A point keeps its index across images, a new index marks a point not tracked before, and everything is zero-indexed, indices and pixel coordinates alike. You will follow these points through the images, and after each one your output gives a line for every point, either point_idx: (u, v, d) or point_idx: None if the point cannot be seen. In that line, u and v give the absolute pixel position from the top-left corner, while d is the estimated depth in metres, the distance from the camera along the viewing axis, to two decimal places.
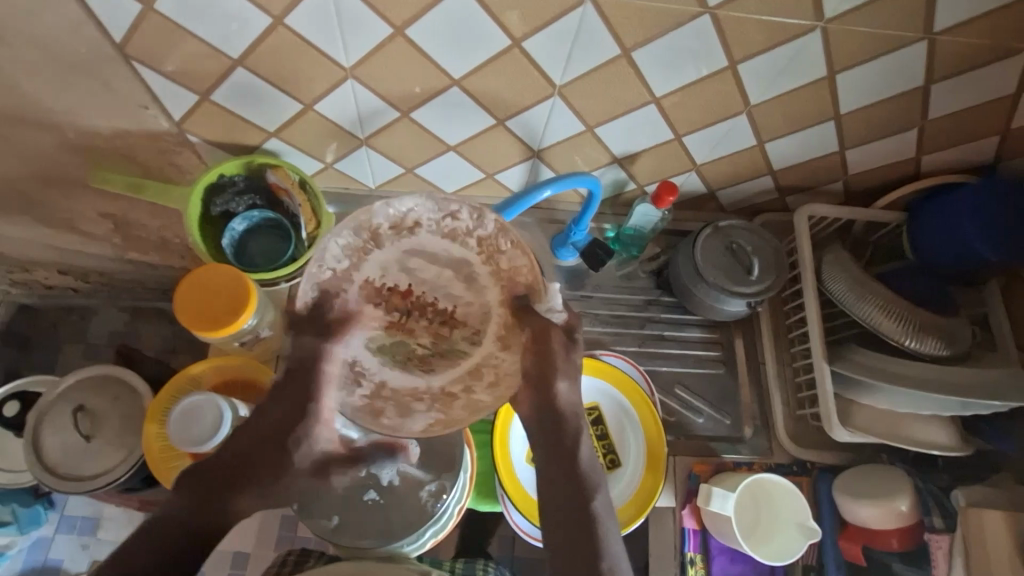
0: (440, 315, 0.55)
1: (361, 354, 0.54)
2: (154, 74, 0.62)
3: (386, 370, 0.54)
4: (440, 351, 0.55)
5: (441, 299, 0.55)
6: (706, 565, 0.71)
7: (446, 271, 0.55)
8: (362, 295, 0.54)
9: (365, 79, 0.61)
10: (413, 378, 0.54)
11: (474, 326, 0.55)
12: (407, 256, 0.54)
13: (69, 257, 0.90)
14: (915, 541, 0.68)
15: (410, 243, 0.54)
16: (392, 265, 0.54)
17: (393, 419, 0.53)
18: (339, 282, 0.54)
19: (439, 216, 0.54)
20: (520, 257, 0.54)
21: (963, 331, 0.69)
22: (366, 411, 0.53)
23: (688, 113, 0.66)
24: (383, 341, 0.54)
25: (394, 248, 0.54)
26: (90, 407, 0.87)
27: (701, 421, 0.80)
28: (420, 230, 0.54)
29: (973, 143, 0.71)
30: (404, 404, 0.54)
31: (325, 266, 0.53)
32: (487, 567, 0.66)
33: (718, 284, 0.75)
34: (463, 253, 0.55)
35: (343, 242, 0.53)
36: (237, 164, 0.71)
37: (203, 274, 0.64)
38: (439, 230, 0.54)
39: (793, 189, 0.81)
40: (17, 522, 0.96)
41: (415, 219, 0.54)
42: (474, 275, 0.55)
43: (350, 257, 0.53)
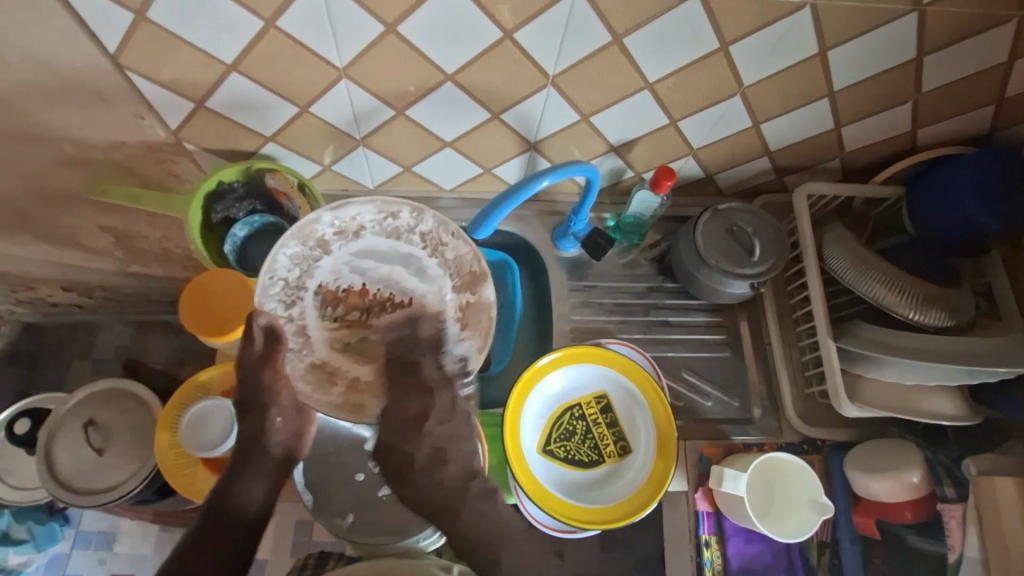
0: (397, 307, 0.70)
1: (328, 354, 0.68)
2: (149, 83, 0.62)
3: (355, 366, 0.68)
4: (404, 340, 0.70)
5: (396, 293, 0.70)
6: (722, 546, 0.71)
7: (395, 267, 0.71)
8: (318, 299, 0.68)
9: (359, 78, 0.62)
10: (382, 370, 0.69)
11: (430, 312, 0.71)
12: (356, 258, 0.70)
13: (72, 272, 0.91)
14: (929, 512, 0.68)
15: (355, 247, 0.69)
16: (342, 268, 0.69)
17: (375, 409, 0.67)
18: (295, 288, 0.67)
19: (381, 218, 0.69)
20: (462, 246, 0.70)
21: (966, 302, 0.69)
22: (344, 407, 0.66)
23: (682, 97, 0.66)
24: (346, 339, 0.68)
25: (343, 252, 0.69)
26: (100, 421, 0.88)
27: (710, 405, 0.80)
28: (365, 232, 0.69)
29: (968, 114, 0.71)
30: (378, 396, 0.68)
31: (279, 278, 0.65)
32: None
33: (720, 267, 0.75)
34: (409, 249, 0.71)
35: (291, 253, 0.66)
36: (235, 170, 0.71)
37: (208, 278, 0.64)
38: (382, 232, 0.70)
39: (790, 169, 0.81)
40: (34, 540, 0.99)
41: (360, 224, 0.69)
42: (425, 267, 0.71)
43: (299, 265, 0.67)
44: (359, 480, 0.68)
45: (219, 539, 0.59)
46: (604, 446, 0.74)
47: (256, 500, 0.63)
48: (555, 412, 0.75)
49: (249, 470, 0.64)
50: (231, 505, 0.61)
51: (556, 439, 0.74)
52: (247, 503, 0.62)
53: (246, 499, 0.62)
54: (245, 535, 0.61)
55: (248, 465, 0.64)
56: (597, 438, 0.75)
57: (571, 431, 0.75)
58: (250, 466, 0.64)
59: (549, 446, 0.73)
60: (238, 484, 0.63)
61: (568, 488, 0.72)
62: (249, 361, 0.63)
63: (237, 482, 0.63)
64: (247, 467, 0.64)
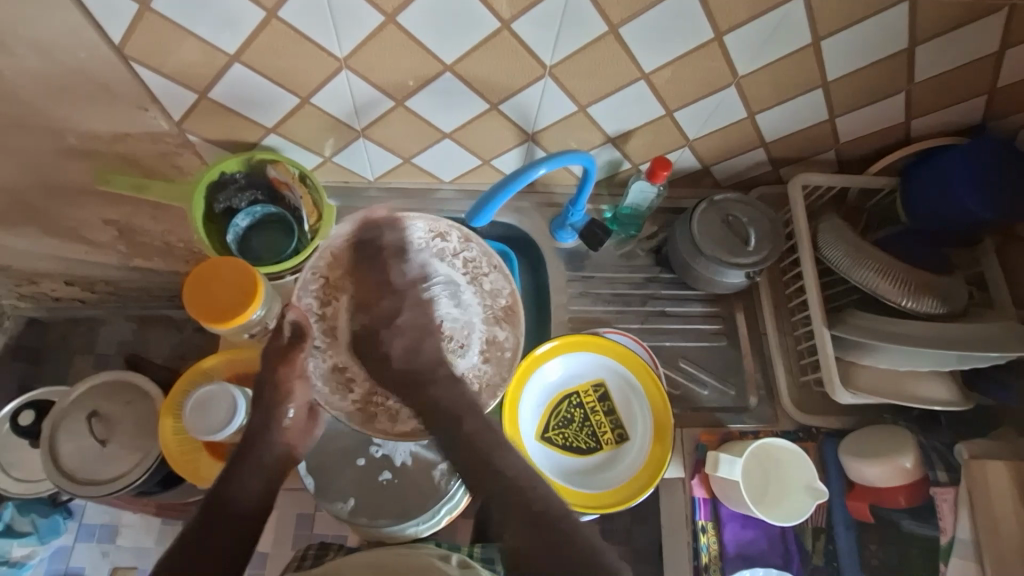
0: (427, 328, 0.73)
1: (348, 360, 0.71)
2: (153, 74, 0.63)
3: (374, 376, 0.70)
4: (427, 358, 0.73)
5: (431, 316, 0.74)
6: (718, 531, 0.72)
7: (434, 288, 0.75)
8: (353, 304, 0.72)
9: (360, 69, 0.63)
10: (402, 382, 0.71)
11: (459, 339, 0.74)
12: (397, 270, 0.72)
13: (75, 266, 0.94)
14: (922, 496, 0.68)
15: (397, 259, 0.73)
16: (382, 281, 0.72)
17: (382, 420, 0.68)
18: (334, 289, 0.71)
19: (431, 237, 0.73)
20: (501, 282, 0.72)
21: (959, 289, 0.70)
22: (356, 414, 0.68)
23: (678, 88, 0.67)
24: (370, 349, 0.71)
25: (387, 262, 0.71)
26: (104, 412, 0.89)
27: (707, 393, 0.81)
28: (412, 247, 0.73)
29: (961, 105, 0.72)
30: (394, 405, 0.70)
31: (318, 275, 0.70)
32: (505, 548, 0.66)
33: (717, 256, 0.76)
34: (450, 272, 0.74)
35: (340, 253, 0.71)
36: (238, 160, 0.72)
37: (199, 272, 0.64)
38: (427, 250, 0.73)
39: (786, 160, 0.82)
40: (37, 533, 1.01)
41: (410, 237, 0.72)
42: (462, 295, 0.74)
43: (342, 267, 0.71)
44: (359, 465, 0.70)
45: (223, 523, 0.58)
46: (601, 433, 0.75)
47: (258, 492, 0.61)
48: (554, 399, 0.76)
49: (246, 468, 0.62)
50: (230, 495, 0.60)
51: (555, 426, 0.75)
52: (247, 496, 0.61)
53: (243, 495, 0.60)
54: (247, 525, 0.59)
55: (246, 461, 0.63)
56: (595, 425, 0.76)
57: (570, 418, 0.76)
58: (249, 458, 0.63)
59: (547, 433, 0.75)
60: (236, 475, 0.61)
61: (566, 473, 0.73)
62: (270, 353, 0.66)
63: (236, 478, 0.61)
64: (243, 463, 0.62)
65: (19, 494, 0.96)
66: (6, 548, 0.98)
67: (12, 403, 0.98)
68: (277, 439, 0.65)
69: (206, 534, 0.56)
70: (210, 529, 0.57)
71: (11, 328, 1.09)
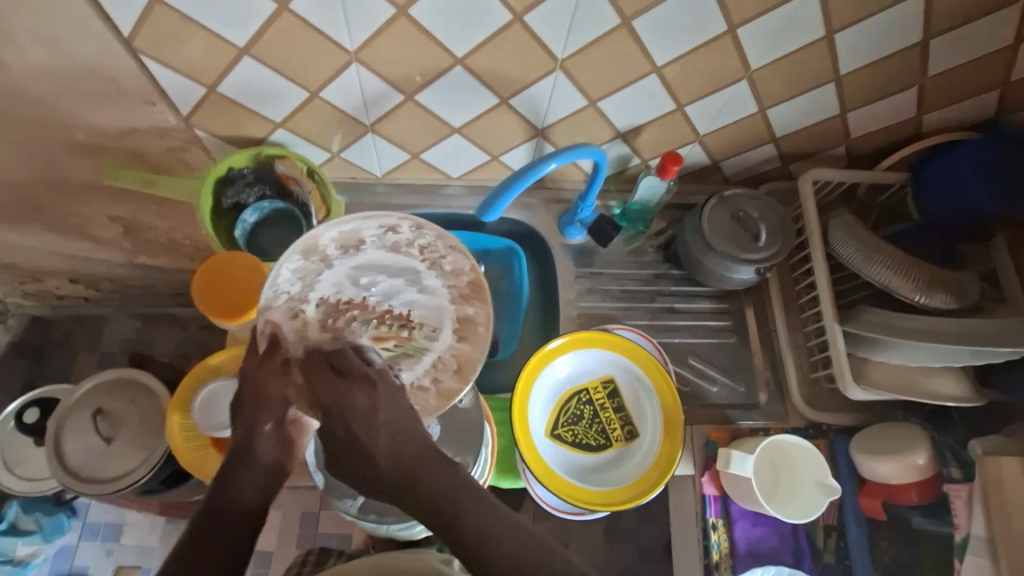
0: (397, 320, 0.65)
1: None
2: (162, 69, 0.62)
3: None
4: (405, 350, 0.64)
5: (397, 306, 0.66)
6: (728, 529, 0.71)
7: (398, 280, 0.67)
8: (320, 312, 0.64)
9: (370, 62, 0.62)
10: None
11: (431, 325, 0.66)
12: (358, 271, 0.66)
13: (79, 263, 0.94)
14: (936, 493, 0.68)
15: (358, 259, 0.66)
16: (345, 280, 0.65)
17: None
18: (296, 302, 0.63)
19: (382, 232, 0.67)
20: (462, 260, 0.67)
21: (971, 285, 0.69)
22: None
23: (689, 82, 0.67)
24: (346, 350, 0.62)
25: (345, 265, 0.66)
26: (109, 410, 0.89)
27: (716, 390, 0.81)
28: (365, 246, 0.67)
29: (973, 99, 0.72)
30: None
31: (281, 290, 0.63)
32: None
33: (726, 252, 0.76)
34: (408, 261, 0.67)
35: (294, 265, 0.64)
36: (246, 156, 0.72)
37: (206, 271, 0.65)
38: (383, 245, 0.67)
39: (796, 156, 0.81)
40: (41, 531, 1.04)
41: (360, 237, 0.67)
42: (424, 281, 0.67)
43: (300, 278, 0.64)
44: None
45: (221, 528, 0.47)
46: (611, 430, 0.75)
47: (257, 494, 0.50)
48: (563, 396, 0.76)
49: (244, 469, 0.51)
50: (223, 499, 0.49)
51: (564, 423, 0.74)
52: (247, 498, 0.49)
53: (242, 496, 0.49)
54: (245, 537, 0.47)
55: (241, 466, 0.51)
56: (604, 421, 0.75)
57: (578, 415, 0.75)
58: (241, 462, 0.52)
59: (557, 431, 0.74)
60: (232, 482, 0.50)
61: (576, 470, 0.72)
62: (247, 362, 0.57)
63: (232, 479, 0.50)
64: (241, 467, 0.51)
65: (25, 492, 0.97)
66: (11, 546, 1.03)
67: (17, 401, 0.98)
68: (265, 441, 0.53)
69: (201, 543, 0.46)
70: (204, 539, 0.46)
71: (15, 327, 1.11)
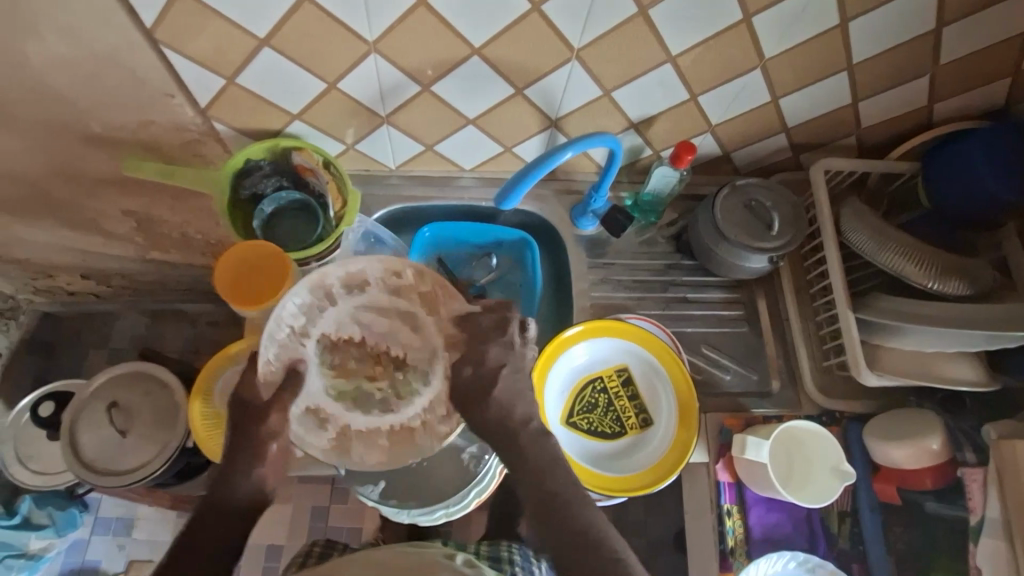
0: (391, 360, 0.64)
1: (323, 400, 0.61)
2: (182, 59, 0.62)
3: (348, 412, 0.61)
4: (394, 392, 0.63)
5: (393, 347, 0.64)
6: (743, 515, 0.72)
7: (395, 321, 0.63)
8: (320, 347, 0.62)
9: (388, 53, 0.63)
10: (373, 418, 0.61)
11: (422, 369, 0.64)
12: (360, 310, 0.63)
13: (91, 258, 0.95)
14: (950, 478, 0.69)
15: (362, 298, 0.62)
16: (346, 320, 0.62)
17: (359, 454, 0.60)
18: (298, 337, 0.60)
19: (386, 274, 0.61)
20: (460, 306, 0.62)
21: (985, 271, 0.70)
22: (333, 450, 0.60)
23: (704, 71, 0.68)
24: (343, 387, 0.63)
25: (347, 304, 0.62)
26: (123, 403, 0.89)
27: (729, 378, 0.81)
28: (371, 287, 0.62)
29: (984, 87, 0.72)
30: (369, 441, 0.60)
31: (285, 324, 0.58)
32: (510, 548, 0.73)
33: (739, 241, 0.76)
34: (409, 307, 0.63)
35: (299, 301, 0.59)
36: (262, 148, 0.73)
37: (227, 263, 0.65)
38: (387, 287, 0.62)
39: (807, 146, 0.82)
40: (54, 525, 1.04)
41: (365, 277, 0.61)
42: (420, 324, 0.63)
43: (306, 314, 0.60)
44: None
45: (215, 527, 0.56)
46: (625, 418, 0.75)
47: (248, 496, 0.58)
48: (578, 385, 0.76)
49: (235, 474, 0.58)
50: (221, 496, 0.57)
51: (579, 411, 0.75)
52: (235, 494, 0.58)
53: (233, 492, 0.58)
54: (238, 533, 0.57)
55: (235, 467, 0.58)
56: (619, 410, 0.76)
57: (593, 404, 0.76)
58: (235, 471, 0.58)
59: (572, 418, 0.75)
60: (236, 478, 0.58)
61: (590, 457, 0.73)
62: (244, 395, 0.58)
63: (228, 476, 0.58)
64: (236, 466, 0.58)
65: (37, 486, 0.98)
66: (24, 540, 1.02)
67: (31, 396, 0.99)
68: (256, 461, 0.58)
69: (201, 539, 0.55)
70: (205, 530, 0.56)
71: (26, 322, 1.11)
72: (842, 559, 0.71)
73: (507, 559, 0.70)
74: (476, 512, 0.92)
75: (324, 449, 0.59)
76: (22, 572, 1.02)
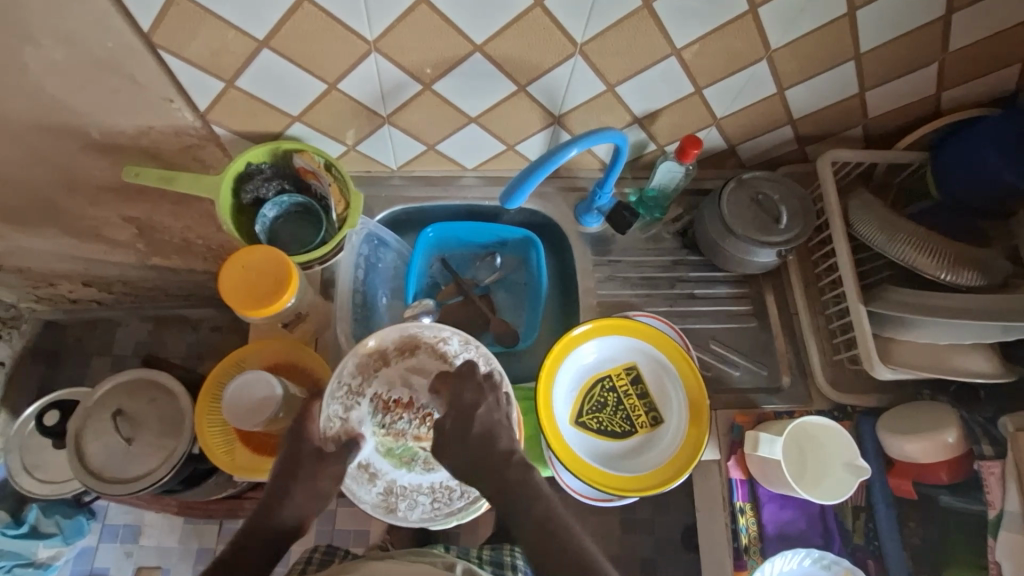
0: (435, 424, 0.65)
1: (374, 456, 0.64)
2: (180, 63, 0.61)
3: (394, 471, 0.64)
4: None
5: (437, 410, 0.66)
6: (756, 512, 0.71)
7: None
8: (372, 407, 0.65)
9: (389, 52, 0.62)
10: (417, 476, 0.64)
11: None
12: (409, 372, 0.66)
13: (93, 266, 0.94)
14: (966, 472, 0.68)
15: (410, 361, 0.66)
16: (397, 380, 0.66)
17: (404, 511, 0.63)
18: (353, 395, 0.64)
19: (434, 340, 0.66)
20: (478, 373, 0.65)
21: (999, 261, 0.69)
22: (382, 505, 0.62)
23: (709, 63, 0.67)
24: (391, 445, 0.64)
25: (399, 366, 0.66)
26: (129, 411, 0.89)
27: (739, 374, 0.80)
28: (420, 352, 0.66)
29: (992, 75, 0.71)
30: (412, 498, 0.63)
31: (343, 383, 0.64)
32: (514, 554, 0.72)
33: (748, 236, 0.75)
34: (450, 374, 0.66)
35: (356, 360, 0.65)
36: (263, 151, 0.72)
37: (228, 283, 0.64)
38: (434, 352, 0.66)
39: (813, 137, 0.81)
40: (62, 533, 1.04)
41: (416, 342, 0.66)
42: None
43: (361, 373, 0.65)
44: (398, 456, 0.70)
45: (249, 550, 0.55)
46: (635, 417, 0.75)
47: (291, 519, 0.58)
48: (587, 383, 0.76)
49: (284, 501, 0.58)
50: (265, 516, 0.57)
51: (589, 411, 0.74)
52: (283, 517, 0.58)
53: (278, 516, 0.58)
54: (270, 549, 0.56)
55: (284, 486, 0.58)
56: (628, 408, 0.75)
57: (603, 402, 0.75)
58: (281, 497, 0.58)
59: (582, 418, 0.74)
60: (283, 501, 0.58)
61: (600, 456, 0.72)
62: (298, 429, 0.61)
63: (274, 500, 0.58)
64: (282, 488, 0.58)
65: (45, 495, 0.97)
66: (33, 548, 1.03)
67: (37, 405, 0.99)
68: (298, 492, 0.59)
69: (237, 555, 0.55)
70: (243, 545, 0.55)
71: (29, 332, 1.11)
72: (858, 555, 0.70)
73: (510, 565, 0.70)
74: (483, 517, 0.91)
75: (374, 504, 0.62)
76: None
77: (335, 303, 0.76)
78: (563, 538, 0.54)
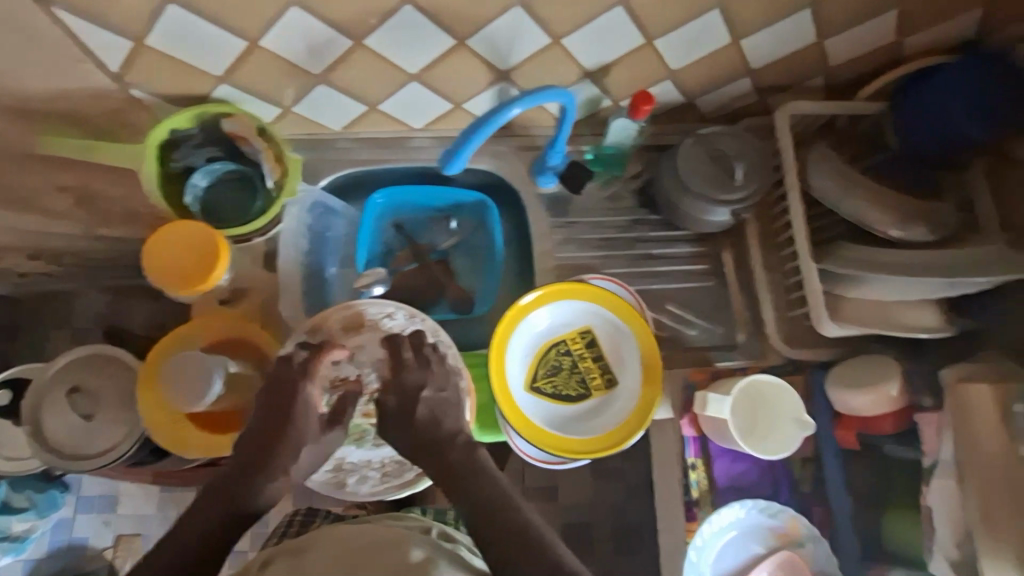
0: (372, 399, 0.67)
1: None
2: (81, 22, 0.56)
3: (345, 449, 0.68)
4: None
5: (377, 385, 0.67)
6: (708, 467, 0.74)
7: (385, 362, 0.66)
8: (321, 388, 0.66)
9: (311, 4, 0.57)
10: (367, 452, 0.68)
11: None
12: (357, 350, 0.66)
13: (33, 239, 0.90)
14: (908, 422, 0.70)
15: (359, 339, 0.67)
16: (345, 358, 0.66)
17: (354, 484, 0.68)
18: None
19: (379, 317, 0.68)
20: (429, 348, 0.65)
21: (949, 214, 0.68)
22: (332, 482, 0.68)
23: (658, 11, 0.63)
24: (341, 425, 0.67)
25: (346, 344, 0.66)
26: (87, 387, 0.86)
27: (694, 333, 0.81)
28: (367, 328, 0.67)
29: (949, 22, 0.69)
30: (362, 474, 0.69)
31: None
32: None
33: (704, 194, 0.74)
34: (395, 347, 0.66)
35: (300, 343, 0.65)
36: (187, 116, 0.67)
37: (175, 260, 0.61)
38: (381, 329, 0.67)
39: (773, 89, 0.78)
40: (35, 508, 1.01)
41: (362, 318, 0.67)
42: None
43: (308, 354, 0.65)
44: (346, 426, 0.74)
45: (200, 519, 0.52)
46: (590, 379, 0.75)
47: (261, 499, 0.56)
48: (542, 348, 0.75)
49: (264, 471, 0.57)
50: (237, 495, 0.54)
51: (544, 375, 0.74)
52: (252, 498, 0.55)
53: (247, 497, 0.55)
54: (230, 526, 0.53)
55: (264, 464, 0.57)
56: (584, 370, 0.75)
57: (558, 366, 0.75)
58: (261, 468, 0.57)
59: (536, 383, 0.74)
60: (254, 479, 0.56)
61: (556, 419, 0.73)
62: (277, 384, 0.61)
63: (246, 485, 0.55)
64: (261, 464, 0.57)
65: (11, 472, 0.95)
66: (6, 524, 0.99)
67: None
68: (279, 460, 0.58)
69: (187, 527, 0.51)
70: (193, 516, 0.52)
71: None
72: (804, 502, 0.74)
73: None
74: None
75: (323, 481, 0.67)
76: (8, 553, 1.01)
77: (280, 276, 0.74)
78: (511, 514, 0.52)
